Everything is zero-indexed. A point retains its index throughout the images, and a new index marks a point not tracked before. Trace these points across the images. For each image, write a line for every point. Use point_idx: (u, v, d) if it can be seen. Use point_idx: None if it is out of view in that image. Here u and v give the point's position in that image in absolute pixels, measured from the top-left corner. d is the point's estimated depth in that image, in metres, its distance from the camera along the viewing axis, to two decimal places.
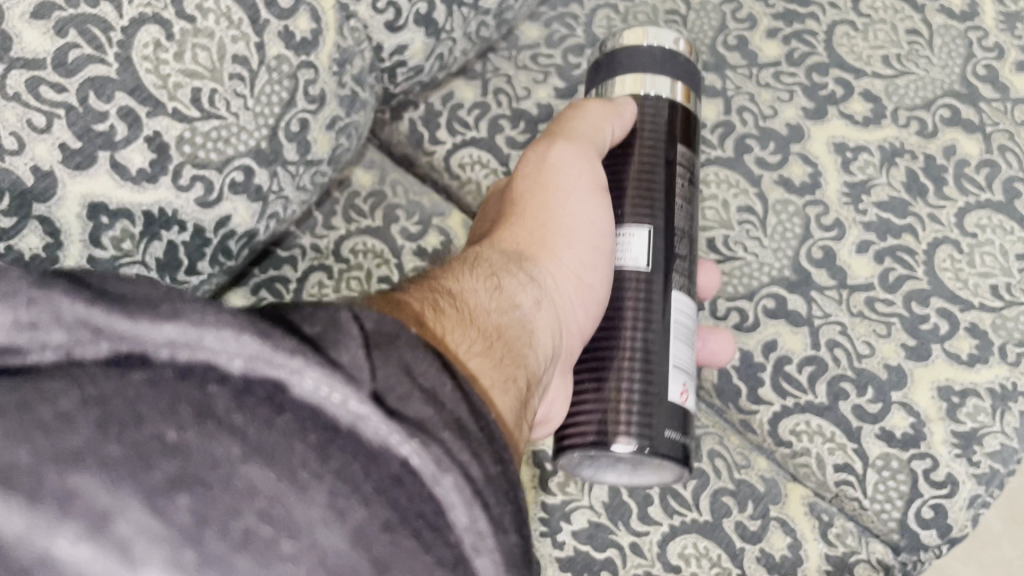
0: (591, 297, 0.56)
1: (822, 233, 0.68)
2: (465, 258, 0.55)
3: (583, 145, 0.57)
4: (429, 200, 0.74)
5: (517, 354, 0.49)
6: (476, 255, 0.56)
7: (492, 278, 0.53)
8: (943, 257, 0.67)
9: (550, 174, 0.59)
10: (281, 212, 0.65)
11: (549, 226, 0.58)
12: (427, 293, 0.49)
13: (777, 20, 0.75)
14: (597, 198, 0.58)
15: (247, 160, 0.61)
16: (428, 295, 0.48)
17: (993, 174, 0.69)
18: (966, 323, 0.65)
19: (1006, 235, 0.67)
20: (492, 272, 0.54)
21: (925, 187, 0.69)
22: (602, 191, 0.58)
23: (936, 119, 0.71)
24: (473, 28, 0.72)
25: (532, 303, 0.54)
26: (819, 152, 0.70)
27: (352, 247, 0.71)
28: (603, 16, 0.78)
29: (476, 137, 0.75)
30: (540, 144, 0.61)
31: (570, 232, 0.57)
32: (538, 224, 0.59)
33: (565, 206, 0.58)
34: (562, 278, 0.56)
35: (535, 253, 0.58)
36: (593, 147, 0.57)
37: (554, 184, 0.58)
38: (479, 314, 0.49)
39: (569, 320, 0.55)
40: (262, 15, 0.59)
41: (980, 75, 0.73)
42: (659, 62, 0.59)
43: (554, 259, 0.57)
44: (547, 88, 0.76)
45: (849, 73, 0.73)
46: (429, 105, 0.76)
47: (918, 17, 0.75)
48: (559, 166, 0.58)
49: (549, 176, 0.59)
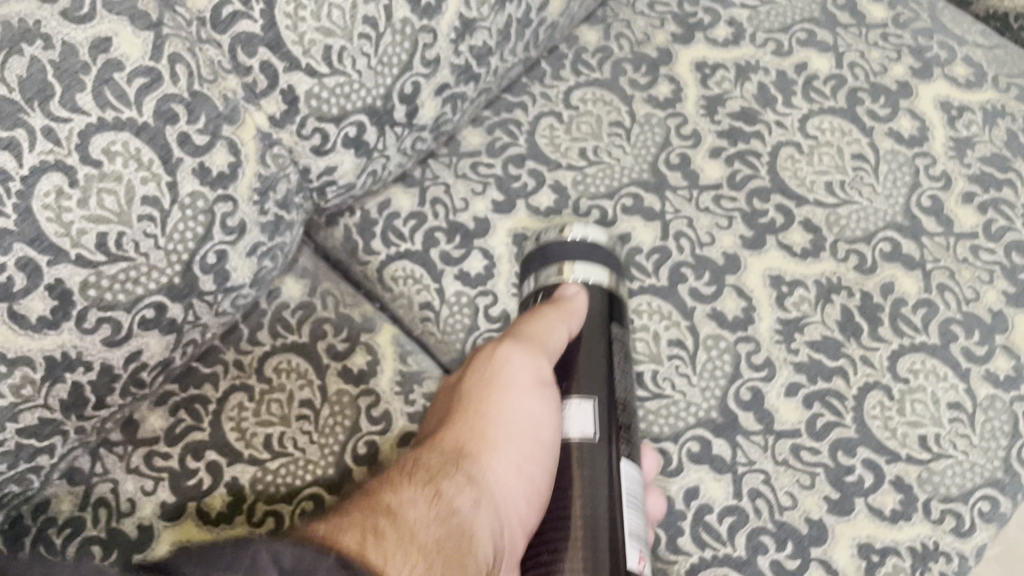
0: (534, 489, 0.55)
1: (751, 373, 0.67)
2: (400, 466, 0.55)
3: (535, 347, 0.58)
4: (360, 313, 0.72)
5: (456, 558, 0.49)
6: (414, 458, 0.55)
7: (428, 486, 0.53)
8: (872, 403, 0.66)
9: (496, 372, 0.58)
10: (199, 338, 0.64)
11: (490, 423, 0.57)
12: (363, 519, 0.49)
13: (722, 138, 0.75)
14: (542, 390, 0.57)
15: (159, 297, 0.59)
16: (364, 523, 0.48)
17: (930, 315, 0.68)
18: (891, 476, 0.64)
19: (939, 382, 0.66)
20: (427, 479, 0.54)
21: (859, 327, 0.68)
22: (546, 387, 0.57)
23: (876, 253, 0.70)
24: (408, 143, 0.70)
25: (472, 503, 0.53)
26: (753, 284, 0.69)
27: (275, 366, 0.69)
28: (547, 124, 0.77)
29: (411, 249, 0.74)
30: (484, 350, 0.60)
31: (507, 434, 0.56)
32: (482, 435, 0.57)
33: (507, 404, 0.57)
34: (505, 479, 0.55)
35: (473, 449, 0.56)
36: (543, 350, 0.58)
37: (493, 431, 0.57)
38: (419, 530, 0.49)
39: (513, 516, 0.54)
40: (176, 154, 0.57)
41: (925, 206, 0.71)
42: (586, 253, 0.64)
43: (489, 464, 0.55)
44: (485, 200, 0.75)
45: (791, 200, 0.72)
46: (366, 213, 0.75)
47: (865, 140, 0.74)
48: (501, 364, 0.58)
49: (495, 373, 0.58)
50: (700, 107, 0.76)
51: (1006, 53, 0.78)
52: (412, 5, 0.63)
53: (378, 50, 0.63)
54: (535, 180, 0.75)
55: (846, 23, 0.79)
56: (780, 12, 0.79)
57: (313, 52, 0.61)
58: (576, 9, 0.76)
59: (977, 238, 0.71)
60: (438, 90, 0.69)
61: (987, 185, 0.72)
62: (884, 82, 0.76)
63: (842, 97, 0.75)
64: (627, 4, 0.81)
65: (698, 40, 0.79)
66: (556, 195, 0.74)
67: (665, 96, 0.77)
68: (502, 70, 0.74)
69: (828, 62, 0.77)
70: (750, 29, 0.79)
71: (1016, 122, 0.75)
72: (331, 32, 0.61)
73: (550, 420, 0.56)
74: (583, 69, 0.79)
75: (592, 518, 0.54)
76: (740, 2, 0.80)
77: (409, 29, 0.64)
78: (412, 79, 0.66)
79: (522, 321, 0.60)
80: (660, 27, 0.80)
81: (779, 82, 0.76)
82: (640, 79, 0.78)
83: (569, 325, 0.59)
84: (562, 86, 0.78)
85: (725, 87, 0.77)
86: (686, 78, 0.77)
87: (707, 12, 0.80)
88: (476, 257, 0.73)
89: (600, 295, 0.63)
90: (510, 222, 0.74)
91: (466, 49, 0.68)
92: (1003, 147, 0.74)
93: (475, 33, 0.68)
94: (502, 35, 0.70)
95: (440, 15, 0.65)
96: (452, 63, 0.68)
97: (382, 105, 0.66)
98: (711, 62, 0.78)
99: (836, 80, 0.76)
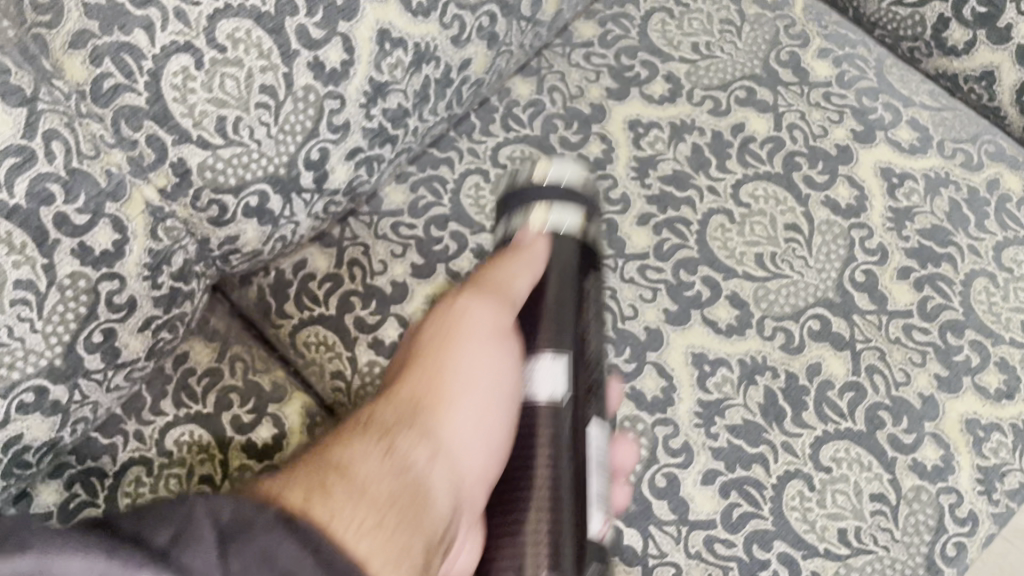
0: (497, 433, 0.54)
1: (668, 458, 0.64)
2: (354, 420, 0.51)
3: (497, 296, 0.58)
4: (270, 381, 0.70)
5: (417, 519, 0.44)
6: (366, 415, 0.52)
7: (383, 440, 0.49)
8: (792, 493, 0.63)
9: (452, 318, 0.58)
10: (90, 415, 0.62)
11: (444, 378, 0.55)
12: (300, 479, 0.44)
13: (651, 204, 0.72)
14: (496, 339, 0.57)
15: (39, 380, 0.56)
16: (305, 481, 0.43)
17: (856, 400, 0.66)
18: (807, 573, 0.61)
19: (862, 471, 0.64)
20: (383, 430, 0.50)
21: (782, 411, 0.65)
22: (503, 337, 0.57)
23: (803, 332, 0.67)
24: (319, 208, 0.67)
25: (427, 456, 0.49)
26: (675, 362, 0.67)
27: (176, 439, 0.66)
28: (473, 183, 0.74)
29: (324, 314, 0.71)
30: (442, 309, 0.60)
31: (466, 377, 0.55)
32: (431, 372, 0.55)
33: (466, 343, 0.56)
34: (461, 431, 0.52)
35: (429, 400, 0.54)
36: (505, 296, 0.58)
37: (452, 381, 0.55)
38: (371, 486, 0.44)
39: (468, 464, 0.51)
40: (52, 235, 0.54)
41: (858, 282, 0.69)
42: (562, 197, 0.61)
43: (449, 414, 0.53)
44: (404, 263, 0.72)
45: (718, 272, 0.69)
46: (280, 273, 0.72)
47: (800, 209, 0.71)
48: (464, 312, 0.58)
49: (451, 320, 0.58)
50: (631, 169, 0.73)
51: (954, 116, 0.74)
52: (315, 72, 0.60)
53: (278, 119, 0.60)
54: (457, 243, 0.72)
55: (788, 81, 0.75)
56: (720, 68, 0.76)
57: (205, 124, 0.57)
58: (504, 64, 0.73)
59: (910, 317, 0.68)
60: (349, 154, 0.66)
61: (924, 259, 0.69)
62: (824, 147, 0.73)
63: (779, 161, 0.72)
64: (563, 54, 0.78)
65: (633, 96, 0.76)
66: (477, 260, 0.72)
67: (596, 157, 0.74)
68: (422, 129, 0.70)
69: (766, 122, 0.74)
70: (688, 85, 0.76)
71: (959, 191, 0.72)
72: (225, 103, 0.57)
73: (511, 369, 0.56)
74: (513, 125, 0.76)
75: (558, 476, 0.53)
76: (680, 55, 0.77)
77: (313, 96, 0.61)
78: (319, 145, 0.63)
79: (475, 280, 0.60)
80: (595, 81, 0.77)
81: (714, 143, 0.74)
82: (571, 136, 0.75)
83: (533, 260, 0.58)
84: (490, 141, 0.76)
85: (658, 147, 0.74)
86: (619, 140, 0.74)
87: (644, 66, 0.77)
88: (391, 324, 0.70)
89: (574, 275, 0.60)
90: (429, 287, 0.71)
91: (378, 113, 0.65)
92: (944, 219, 0.71)
93: (387, 96, 0.65)
94: (419, 96, 0.67)
95: (348, 81, 0.62)
96: (363, 127, 0.65)
97: (286, 173, 0.62)
98: (645, 120, 0.75)
99: (773, 142, 0.73)
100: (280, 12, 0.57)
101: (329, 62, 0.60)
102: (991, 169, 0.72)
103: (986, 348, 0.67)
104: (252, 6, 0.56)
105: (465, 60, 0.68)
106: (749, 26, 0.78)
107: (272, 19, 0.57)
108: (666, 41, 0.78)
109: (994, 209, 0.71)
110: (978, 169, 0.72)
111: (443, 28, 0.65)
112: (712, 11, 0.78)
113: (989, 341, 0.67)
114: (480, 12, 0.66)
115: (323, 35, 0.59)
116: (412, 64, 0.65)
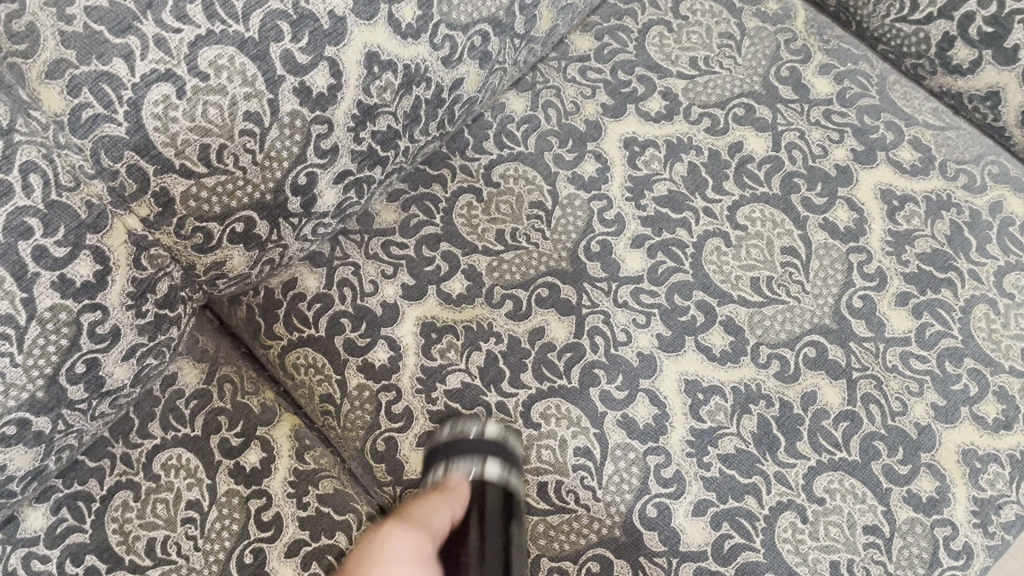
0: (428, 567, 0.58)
1: (659, 488, 0.63)
2: None
3: (420, 530, 0.60)
4: (259, 404, 0.69)
5: None
6: None
7: None
8: (784, 525, 0.62)
9: (377, 544, 0.59)
10: (75, 442, 0.61)
11: None
12: None
13: (646, 226, 0.71)
14: (416, 563, 0.58)
15: (21, 413, 0.55)
16: None
17: (851, 429, 0.65)
18: None
19: (856, 503, 0.63)
20: None
21: (776, 440, 0.64)
22: (423, 559, 0.58)
23: (799, 359, 0.66)
24: (307, 230, 0.66)
25: None
26: (668, 389, 0.66)
27: (163, 462, 0.65)
28: (465, 203, 0.72)
29: (314, 336, 0.69)
30: (375, 530, 0.60)
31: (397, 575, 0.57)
32: None
33: (387, 568, 0.57)
34: None
35: None
36: (428, 532, 0.60)
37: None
38: None
39: None
40: (31, 268, 0.53)
41: (855, 308, 0.67)
42: None
43: None
44: (394, 284, 0.70)
45: (713, 297, 0.68)
46: (269, 292, 0.70)
47: (797, 232, 0.70)
48: (387, 540, 0.59)
49: (375, 544, 0.59)
50: (626, 189, 0.72)
51: (957, 136, 0.73)
52: (302, 98, 0.59)
53: (264, 146, 0.59)
54: (449, 264, 0.70)
55: (788, 98, 0.74)
56: (718, 84, 0.75)
57: (187, 153, 0.56)
58: (497, 82, 0.71)
59: (908, 345, 0.67)
60: (338, 177, 0.64)
61: (923, 285, 0.68)
62: (823, 167, 0.72)
63: (777, 182, 0.71)
64: (558, 69, 0.77)
65: (630, 113, 0.74)
66: (469, 281, 0.70)
67: (590, 175, 0.73)
68: (413, 149, 0.69)
69: (764, 142, 0.73)
70: (685, 102, 0.74)
71: (961, 214, 0.70)
72: (208, 131, 0.56)
73: (425, 548, 0.59)
74: (507, 142, 0.74)
75: None
76: (678, 70, 0.75)
77: (300, 122, 0.59)
78: (306, 170, 0.62)
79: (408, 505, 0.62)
80: (591, 97, 0.75)
81: (711, 163, 0.72)
82: (566, 154, 0.74)
83: (454, 504, 0.63)
84: (483, 158, 0.74)
85: (654, 167, 0.73)
86: (613, 154, 0.73)
87: (641, 81, 0.75)
88: (381, 346, 0.68)
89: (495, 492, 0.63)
90: (420, 309, 0.69)
91: (367, 136, 0.64)
92: (945, 243, 0.69)
93: (377, 118, 0.64)
94: (410, 117, 0.66)
95: (335, 105, 0.61)
96: (352, 150, 0.64)
97: (273, 199, 0.61)
98: (641, 138, 0.74)
99: (771, 162, 0.72)
100: (265, 37, 0.56)
101: (315, 87, 0.59)
102: (995, 192, 0.71)
103: (985, 377, 0.66)
104: (235, 32, 0.55)
105: (456, 80, 0.67)
106: (750, 40, 0.76)
107: (257, 44, 0.56)
108: (664, 56, 0.76)
109: (997, 232, 0.70)
110: (981, 191, 0.71)
111: (433, 49, 0.64)
112: (711, 24, 0.77)
113: (989, 370, 0.66)
114: (472, 32, 0.65)
115: (309, 59, 0.58)
116: (402, 87, 0.64)
